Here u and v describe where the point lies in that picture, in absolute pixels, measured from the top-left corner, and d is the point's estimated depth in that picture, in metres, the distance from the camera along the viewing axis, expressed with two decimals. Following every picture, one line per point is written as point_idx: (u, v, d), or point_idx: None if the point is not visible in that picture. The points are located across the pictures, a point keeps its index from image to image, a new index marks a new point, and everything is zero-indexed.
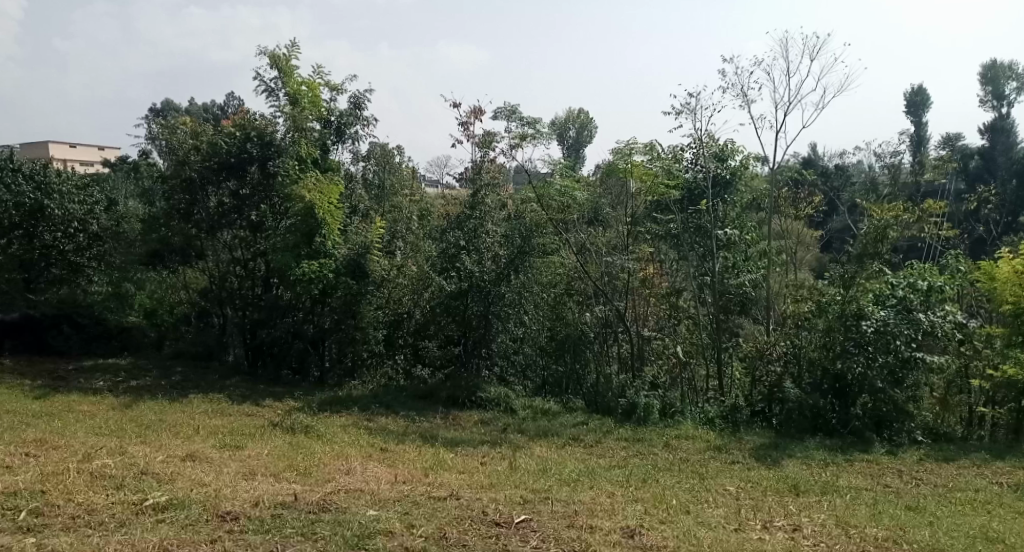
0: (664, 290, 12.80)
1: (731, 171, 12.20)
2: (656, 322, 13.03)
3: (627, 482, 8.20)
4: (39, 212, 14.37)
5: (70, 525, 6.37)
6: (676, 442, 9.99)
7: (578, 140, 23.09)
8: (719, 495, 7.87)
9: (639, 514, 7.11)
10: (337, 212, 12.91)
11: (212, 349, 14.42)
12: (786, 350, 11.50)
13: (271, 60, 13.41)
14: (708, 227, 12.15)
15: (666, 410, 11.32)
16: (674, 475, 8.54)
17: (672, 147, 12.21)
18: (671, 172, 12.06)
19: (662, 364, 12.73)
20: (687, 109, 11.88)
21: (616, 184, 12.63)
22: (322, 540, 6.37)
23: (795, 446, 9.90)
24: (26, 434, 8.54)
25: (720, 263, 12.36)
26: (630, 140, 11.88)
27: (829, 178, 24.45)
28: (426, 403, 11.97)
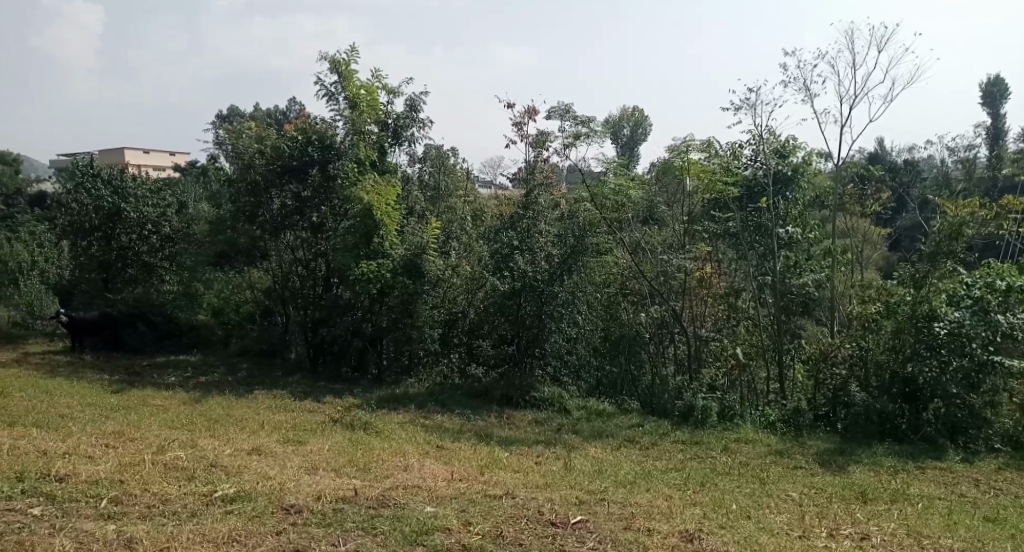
0: (722, 290, 12.60)
1: (793, 168, 12.16)
2: (714, 323, 12.87)
3: (685, 485, 8.20)
4: (116, 215, 15.21)
5: (146, 514, 6.67)
6: (735, 446, 9.92)
7: (632, 138, 23.15)
8: (782, 500, 7.82)
9: (698, 518, 7.12)
10: (394, 213, 13.20)
11: (275, 347, 14.78)
12: (852, 352, 11.33)
13: (333, 64, 13.76)
14: (768, 226, 12.10)
15: (725, 413, 11.22)
16: (734, 479, 8.52)
17: (730, 144, 12.18)
18: (729, 169, 12.03)
19: (720, 366, 12.67)
20: (747, 104, 11.75)
21: (672, 182, 12.53)
22: (382, 535, 6.56)
23: (862, 452, 9.75)
24: (105, 426, 8.95)
25: (782, 263, 12.32)
26: (687, 138, 11.79)
27: (899, 173, 23.93)
28: (481, 401, 12.10)
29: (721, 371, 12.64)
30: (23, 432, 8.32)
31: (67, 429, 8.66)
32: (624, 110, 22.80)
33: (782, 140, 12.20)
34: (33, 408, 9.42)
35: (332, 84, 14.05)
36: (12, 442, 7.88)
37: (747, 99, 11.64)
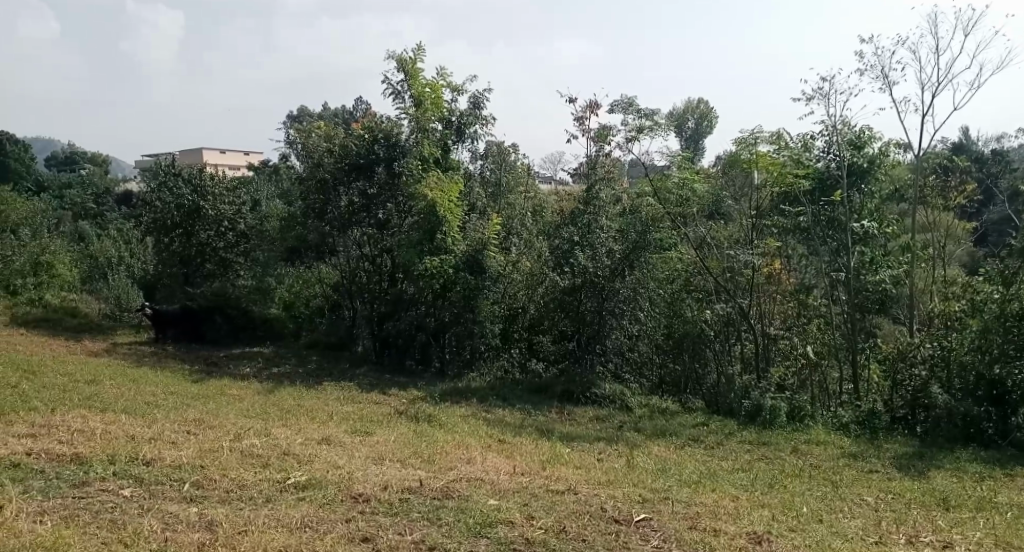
0: (793, 288, 12.45)
1: (868, 160, 11.99)
2: (784, 321, 12.61)
3: (753, 486, 8.19)
4: (196, 213, 16.08)
5: (225, 498, 7.00)
6: (805, 447, 9.84)
7: (697, 132, 23.14)
8: (856, 505, 7.75)
9: (767, 520, 7.12)
10: (456, 210, 13.43)
11: (343, 339, 15.17)
12: (933, 353, 11.07)
13: (399, 63, 14.00)
14: (843, 220, 12.01)
15: (795, 413, 11.03)
16: (806, 482, 8.45)
17: (801, 136, 12.04)
18: (800, 162, 11.89)
19: (789, 364, 12.50)
20: (820, 94, 11.58)
21: (739, 175, 12.11)
22: (447, 525, 6.75)
23: (942, 457, 9.53)
24: (186, 414, 9.39)
25: (856, 259, 12.10)
26: (755, 130, 11.64)
27: (986, 164, 23.13)
28: (542, 397, 12.21)
29: (791, 369, 12.46)
30: (113, 417, 8.78)
31: (152, 415, 9.13)
32: (689, 104, 22.62)
33: (857, 132, 12.01)
34: (121, 395, 9.94)
35: (399, 83, 14.34)
36: (103, 426, 8.34)
37: (819, 88, 11.52)
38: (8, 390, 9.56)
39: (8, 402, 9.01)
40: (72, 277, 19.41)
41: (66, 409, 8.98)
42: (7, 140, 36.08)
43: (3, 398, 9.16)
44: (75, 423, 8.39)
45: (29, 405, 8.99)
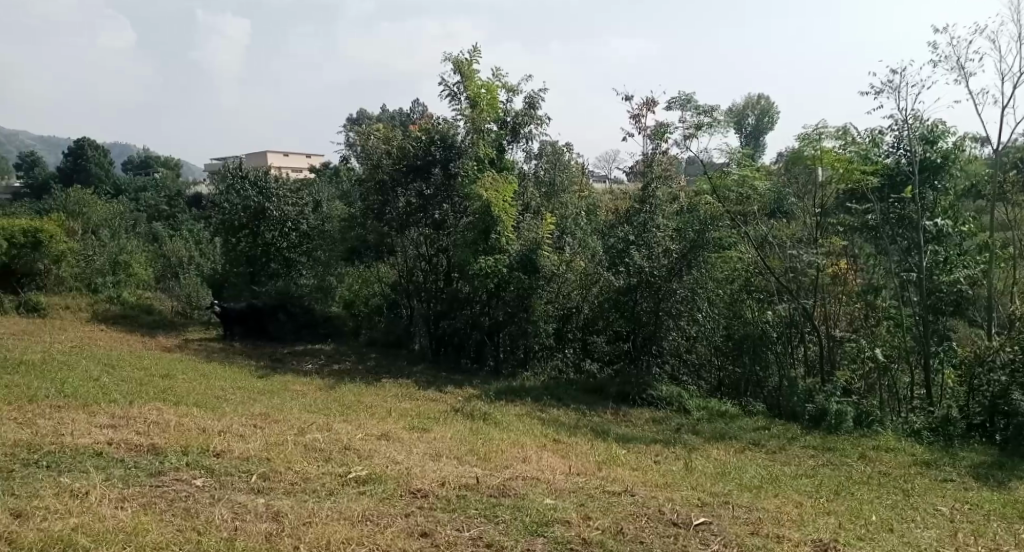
0: (859, 288, 12.42)
1: (942, 155, 11.59)
2: (850, 323, 12.67)
3: (818, 493, 8.09)
4: (261, 213, 16.55)
5: (290, 490, 7.24)
6: (873, 454, 9.67)
7: (757, 128, 23.00)
8: (930, 514, 7.62)
9: (833, 528, 7.06)
10: (511, 209, 13.55)
11: (401, 337, 15.44)
12: (1012, 358, 10.65)
13: (455, 64, 14.19)
14: (914, 218, 11.63)
15: (863, 419, 10.88)
16: (874, 489, 8.32)
17: (869, 131, 11.68)
18: (868, 158, 11.51)
19: (857, 368, 12.49)
20: (889, 87, 11.38)
21: (802, 172, 12.05)
22: (505, 523, 6.88)
23: (1021, 468, 9.27)
24: (254, 408, 9.72)
25: (928, 258, 11.76)
26: (819, 125, 11.46)
27: None
28: (597, 397, 12.30)
29: (857, 372, 12.49)
30: (185, 410, 9.15)
31: (222, 409, 9.49)
32: (748, 99, 22.22)
33: (930, 126, 11.60)
34: (193, 389, 10.33)
35: (454, 85, 14.52)
36: (177, 419, 8.70)
37: (889, 82, 11.30)
38: (89, 382, 10.05)
39: (90, 394, 9.48)
40: (147, 276, 20.25)
41: (142, 401, 9.39)
42: (88, 146, 37.90)
43: (85, 389, 9.63)
44: (151, 415, 8.76)
45: (110, 396, 9.45)
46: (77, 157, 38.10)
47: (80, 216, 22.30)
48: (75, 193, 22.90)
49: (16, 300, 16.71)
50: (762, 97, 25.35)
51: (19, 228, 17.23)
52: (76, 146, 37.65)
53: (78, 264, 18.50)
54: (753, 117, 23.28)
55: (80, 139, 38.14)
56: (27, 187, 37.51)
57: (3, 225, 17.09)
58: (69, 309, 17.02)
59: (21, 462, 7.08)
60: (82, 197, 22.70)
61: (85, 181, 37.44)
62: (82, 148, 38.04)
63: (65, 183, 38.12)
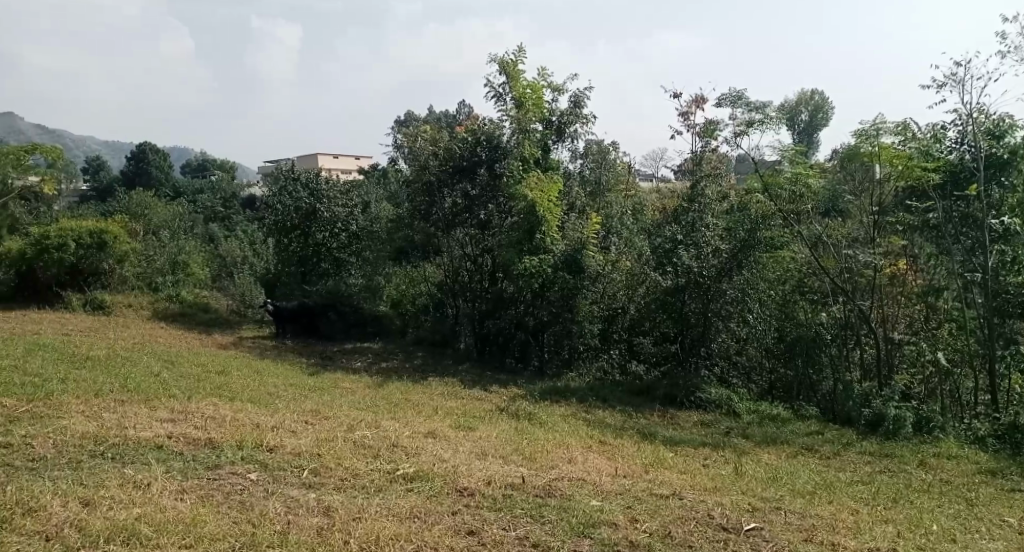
0: (919, 290, 12.15)
1: (1010, 150, 11.02)
2: (908, 325, 12.40)
3: (874, 501, 7.92)
4: (312, 214, 16.79)
5: (341, 486, 7.33)
6: (934, 461, 9.41)
7: (811, 124, 22.79)
8: (995, 525, 7.41)
9: (891, 537, 6.92)
10: (556, 209, 13.49)
11: (446, 337, 15.48)
12: None
13: (501, 65, 14.22)
14: (978, 216, 11.18)
15: (924, 425, 10.65)
16: (934, 498, 8.12)
17: (931, 126, 11.37)
18: (929, 154, 11.29)
19: (916, 372, 12.34)
20: (952, 81, 11.06)
21: (859, 168, 11.78)
22: (551, 523, 6.88)
23: None
24: (305, 404, 9.86)
25: (994, 258, 11.06)
26: (877, 121, 11.26)
27: None
28: (643, 399, 12.23)
29: (918, 377, 12.33)
30: (240, 406, 9.32)
31: (275, 405, 9.64)
32: (802, 95, 22.04)
33: (996, 120, 11.12)
34: (247, 386, 10.52)
35: (501, 85, 14.56)
36: (232, 414, 8.87)
37: (952, 75, 10.99)
38: (149, 378, 10.30)
39: (150, 389, 9.73)
40: (202, 275, 20.72)
41: (200, 396, 9.61)
42: (149, 150, 38.84)
43: (146, 384, 9.88)
44: (208, 410, 8.96)
45: (170, 391, 9.67)
46: (139, 161, 39.11)
47: (142, 217, 23.19)
48: (138, 195, 24.31)
49: (83, 298, 17.40)
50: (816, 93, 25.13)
51: (86, 228, 17.81)
52: (138, 150, 38.60)
53: (140, 263, 19.00)
54: (806, 112, 23.07)
55: (140, 143, 39.20)
56: (92, 190, 38.59)
57: (72, 226, 17.75)
58: (132, 307, 17.58)
59: (87, 453, 7.29)
60: (144, 200, 23.98)
61: (147, 184, 38.41)
62: (144, 152, 39.00)
63: (128, 186, 39.16)
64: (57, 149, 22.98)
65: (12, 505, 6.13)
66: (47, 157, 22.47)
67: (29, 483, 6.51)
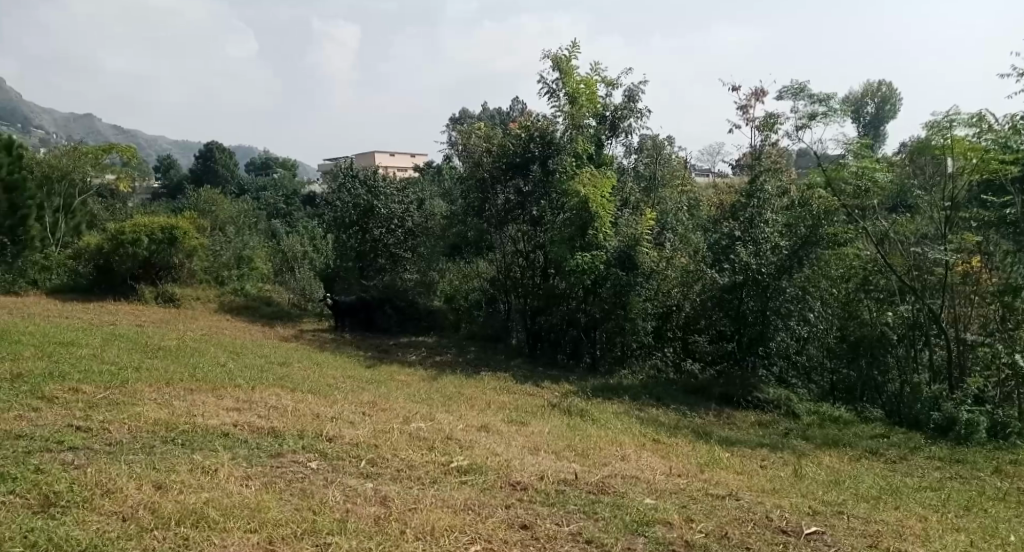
0: (992, 288, 11.63)
1: None
2: (981, 325, 12.09)
3: (944, 508, 7.67)
4: (369, 211, 16.79)
5: (397, 476, 7.38)
6: (1009, 468, 9.08)
7: (878, 117, 22.40)
8: None
9: (962, 546, 6.70)
10: (608, 206, 13.22)
11: (498, 332, 15.55)
12: None
13: (554, 62, 14.13)
14: None
15: (998, 430, 10.42)
16: (1005, 506, 7.85)
17: (1013, 118, 10.76)
18: (1008, 146, 10.71)
19: (990, 374, 11.82)
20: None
21: (928, 163, 11.71)
22: (603, 520, 6.82)
23: None
24: (363, 396, 9.98)
25: None
26: (951, 113, 10.89)
27: None
28: (698, 398, 12.06)
29: (991, 379, 11.82)
30: (302, 396, 9.48)
31: (334, 396, 9.78)
32: (868, 87, 21.70)
33: None
34: (308, 377, 10.69)
35: (554, 81, 14.44)
36: (293, 404, 9.02)
37: None
38: (216, 367, 10.57)
39: (216, 378, 9.97)
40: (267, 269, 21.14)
41: (263, 386, 9.78)
42: (216, 149, 39.88)
43: (213, 374, 10.13)
44: (271, 399, 9.12)
45: (235, 381, 9.89)
46: (206, 159, 40.23)
47: (209, 215, 23.88)
48: (206, 192, 25.10)
49: (155, 291, 17.87)
50: (885, 85, 24.65)
51: (158, 225, 18.18)
52: (205, 148, 39.67)
53: (208, 257, 19.36)
54: (873, 104, 22.68)
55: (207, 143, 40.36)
56: (163, 187, 39.65)
57: (144, 223, 18.15)
58: (200, 299, 17.97)
59: (159, 439, 7.48)
60: (211, 196, 24.76)
61: (214, 182, 39.46)
62: (211, 151, 40.10)
63: (196, 184, 40.24)
64: (132, 148, 23.61)
65: (91, 486, 6.32)
66: (123, 157, 23.15)
67: (107, 466, 6.71)
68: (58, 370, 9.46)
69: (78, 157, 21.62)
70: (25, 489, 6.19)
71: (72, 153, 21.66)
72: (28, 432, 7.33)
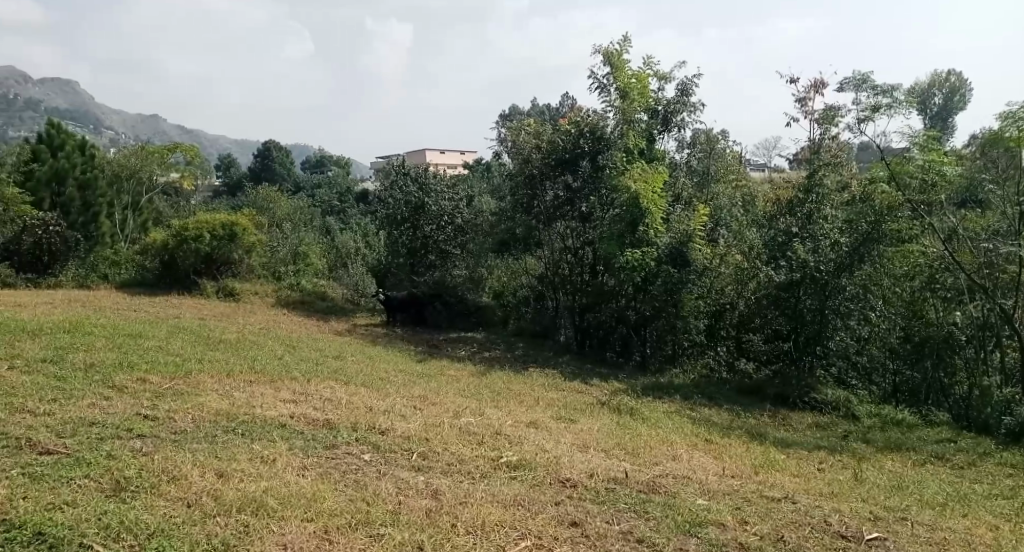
0: None
1: None
2: None
3: (1016, 517, 7.35)
4: (420, 208, 16.56)
5: (447, 470, 7.33)
6: None
7: (946, 108, 21.71)
8: None
9: None
10: (660, 201, 12.94)
11: (547, 328, 15.53)
12: None
13: (606, 56, 13.95)
14: None
15: None
16: None
17: None
18: None
19: None
20: None
21: (1001, 155, 11.06)
22: (655, 520, 6.68)
23: None
24: (414, 390, 9.99)
25: None
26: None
27: None
28: (753, 398, 11.80)
29: None
30: (356, 389, 9.52)
31: (386, 389, 9.80)
32: (936, 76, 21.03)
33: None
34: (361, 370, 10.75)
35: (605, 76, 14.28)
36: (348, 397, 9.05)
37: None
38: (273, 360, 10.69)
39: (274, 370, 10.09)
40: (321, 265, 21.06)
41: (319, 379, 9.85)
42: (274, 148, 40.57)
43: (271, 366, 10.26)
44: (326, 392, 9.17)
45: (291, 373, 9.98)
46: (264, 157, 40.92)
47: (267, 212, 24.32)
48: (264, 191, 25.61)
49: (216, 286, 18.18)
50: (954, 75, 23.90)
51: (218, 221, 18.52)
52: (263, 147, 40.39)
53: (266, 254, 19.79)
54: (942, 94, 21.97)
55: (265, 142, 41.11)
56: (222, 186, 40.53)
57: (206, 219, 18.53)
58: (258, 294, 18.24)
59: (221, 428, 7.56)
60: (269, 195, 25.25)
61: (271, 180, 40.14)
62: (269, 150, 40.84)
63: (254, 181, 41.01)
64: (195, 148, 24.18)
65: (159, 472, 6.40)
66: (186, 156, 23.71)
67: (173, 453, 6.80)
68: (127, 360, 9.67)
69: (146, 157, 22.18)
70: (98, 474, 6.30)
71: (139, 153, 22.24)
72: (99, 420, 7.47)
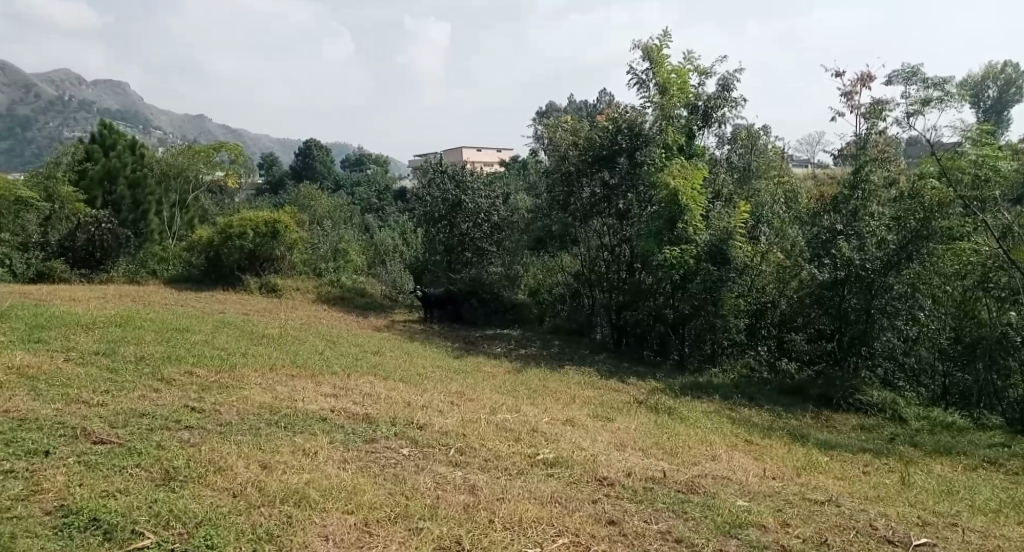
0: None
1: None
2: None
3: None
4: (457, 206, 16.35)
5: (485, 466, 7.27)
6: None
7: (1000, 101, 21.09)
8: None
9: None
10: (700, 199, 12.76)
11: (583, 326, 15.44)
12: None
13: (645, 51, 13.75)
14: None
15: None
16: None
17: None
18: None
19: None
20: None
21: None
22: (694, 520, 6.54)
23: None
24: (452, 385, 9.96)
25: None
26: None
27: None
28: (795, 398, 11.59)
29: None
30: (394, 384, 9.52)
31: (423, 385, 9.77)
32: (989, 67, 20.45)
33: None
34: (400, 366, 10.75)
35: (644, 72, 14.07)
36: (387, 392, 9.05)
37: None
38: (314, 355, 10.73)
39: (315, 364, 10.13)
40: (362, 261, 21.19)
41: (358, 374, 9.86)
42: (314, 146, 40.92)
43: (313, 361, 10.30)
44: (365, 387, 9.17)
45: (331, 368, 10.01)
46: (305, 156, 41.27)
47: (308, 210, 24.54)
48: (306, 189, 25.87)
49: (258, 281, 18.36)
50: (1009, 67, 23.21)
51: (262, 219, 18.73)
52: (304, 145, 40.75)
53: (307, 251, 19.96)
54: (995, 86, 21.37)
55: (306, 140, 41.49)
56: (265, 184, 41.01)
57: (251, 217, 18.75)
58: (299, 290, 18.37)
59: (264, 421, 7.59)
60: (310, 193, 25.49)
61: (311, 178, 40.50)
62: (310, 148, 41.19)
63: (295, 180, 41.41)
64: (239, 147, 24.49)
65: (205, 463, 6.44)
66: (231, 155, 24.03)
67: (219, 444, 6.84)
68: (174, 353, 9.78)
69: (192, 157, 22.51)
70: (149, 463, 6.35)
71: (186, 152, 22.57)
72: (149, 411, 7.54)
